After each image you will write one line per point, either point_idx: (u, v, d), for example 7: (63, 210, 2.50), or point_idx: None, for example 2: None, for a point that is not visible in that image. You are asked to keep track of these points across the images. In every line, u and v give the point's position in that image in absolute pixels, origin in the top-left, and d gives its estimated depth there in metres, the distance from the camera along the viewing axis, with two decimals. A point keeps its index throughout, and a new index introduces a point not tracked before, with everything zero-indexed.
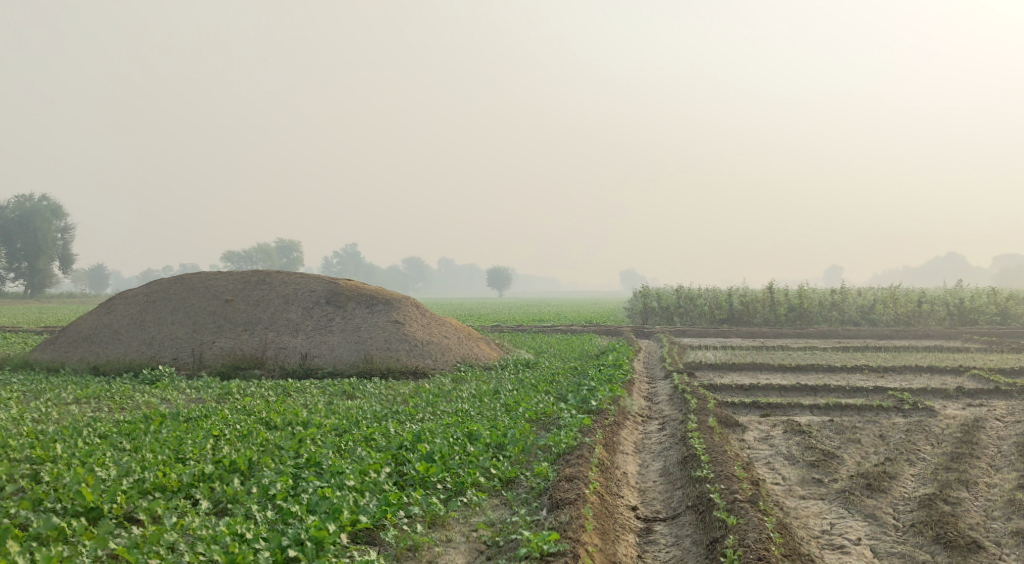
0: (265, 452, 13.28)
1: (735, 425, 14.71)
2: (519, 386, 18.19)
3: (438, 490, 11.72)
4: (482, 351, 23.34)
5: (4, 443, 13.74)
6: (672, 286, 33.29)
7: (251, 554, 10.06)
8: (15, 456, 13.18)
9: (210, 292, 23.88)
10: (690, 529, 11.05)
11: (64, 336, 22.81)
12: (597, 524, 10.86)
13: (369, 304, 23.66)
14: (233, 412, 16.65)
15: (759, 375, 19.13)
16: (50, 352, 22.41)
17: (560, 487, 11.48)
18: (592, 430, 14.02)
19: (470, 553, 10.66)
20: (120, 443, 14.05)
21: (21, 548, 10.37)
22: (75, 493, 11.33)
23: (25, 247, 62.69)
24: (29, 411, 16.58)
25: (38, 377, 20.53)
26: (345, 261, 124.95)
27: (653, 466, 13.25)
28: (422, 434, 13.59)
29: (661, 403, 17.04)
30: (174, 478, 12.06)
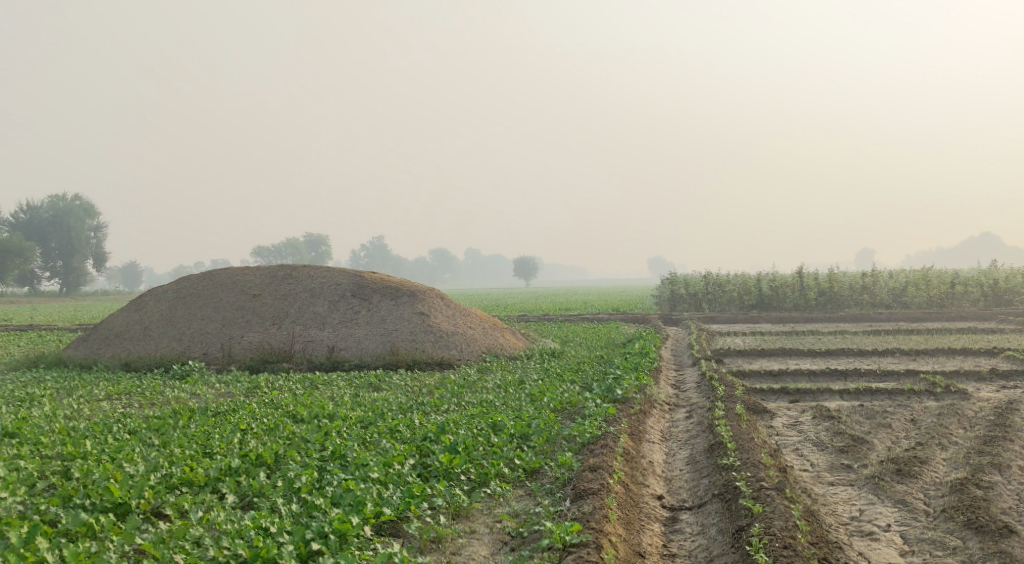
0: (291, 446, 13.25)
1: (764, 412, 14.51)
2: (546, 375, 18.06)
3: (462, 481, 11.64)
4: (508, 341, 23.22)
5: (35, 441, 13.81)
6: (700, 272, 33.02)
7: (275, 548, 9.98)
8: (45, 453, 13.25)
9: (238, 287, 23.95)
10: (716, 517, 10.87)
11: (96, 334, 22.95)
12: (621, 513, 10.73)
13: (394, 296, 23.63)
14: (261, 406, 16.65)
15: (788, 361, 18.88)
16: (82, 350, 22.55)
17: (583, 478, 11.35)
18: (617, 419, 13.88)
19: (494, 545, 10.56)
20: (149, 439, 14.07)
21: (50, 545, 10.38)
22: (102, 489, 11.34)
23: (59, 246, 63.41)
24: (61, 409, 16.65)
25: (71, 374, 20.66)
26: (374, 254, 125.43)
27: (679, 454, 13.08)
28: (446, 426, 13.51)
29: (689, 391, 16.86)
30: (201, 473, 12.03)
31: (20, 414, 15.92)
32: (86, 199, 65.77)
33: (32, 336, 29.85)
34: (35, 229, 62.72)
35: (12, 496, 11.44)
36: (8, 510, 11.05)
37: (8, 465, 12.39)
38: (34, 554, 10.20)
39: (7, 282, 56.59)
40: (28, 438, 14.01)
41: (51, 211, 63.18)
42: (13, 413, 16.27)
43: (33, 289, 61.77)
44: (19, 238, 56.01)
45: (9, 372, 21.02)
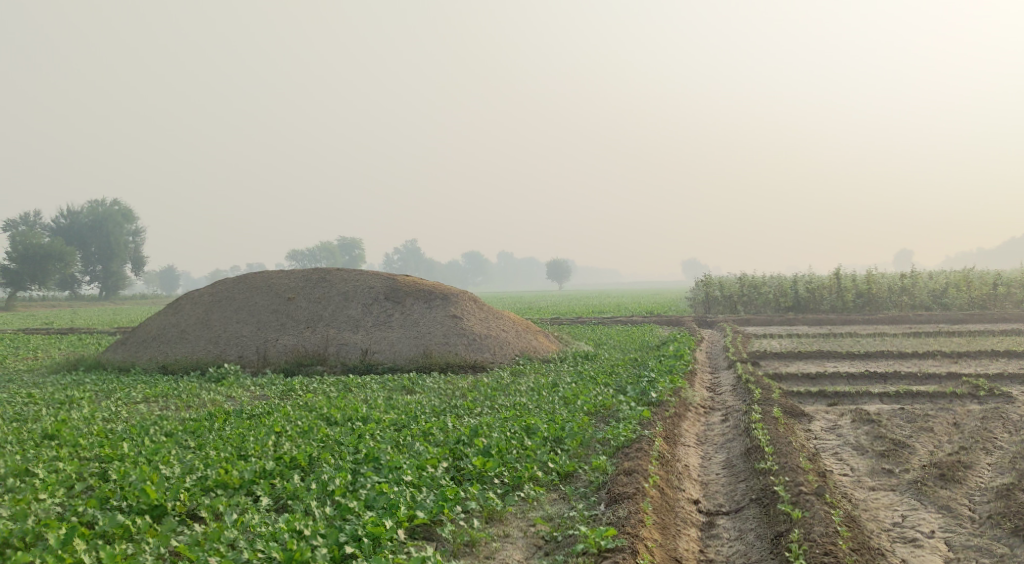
0: (325, 448, 13.23)
1: (802, 415, 14.28)
2: (579, 378, 17.94)
3: (496, 485, 11.54)
4: (541, 344, 23.09)
5: (73, 443, 13.90)
6: (735, 274, 32.72)
7: (309, 551, 9.91)
8: (84, 455, 13.33)
9: (272, 291, 24.04)
10: (754, 522, 10.68)
11: (135, 337, 23.14)
12: (657, 518, 10.57)
13: (427, 299, 23.59)
14: (295, 408, 16.67)
15: (826, 364, 18.59)
16: (121, 352, 22.74)
17: (618, 482, 11.18)
18: (651, 422, 13.73)
19: (528, 549, 10.42)
20: (185, 441, 14.12)
21: (87, 547, 10.40)
22: (139, 491, 11.36)
23: (98, 251, 64.25)
24: (100, 411, 16.77)
25: (109, 377, 20.84)
26: (407, 257, 125.83)
27: (716, 458, 12.88)
28: (479, 429, 13.43)
29: (724, 393, 16.66)
30: (236, 475, 12.03)
31: (59, 416, 16.06)
32: (124, 204, 66.41)
33: (73, 338, 30.22)
34: (75, 235, 63.49)
35: (50, 498, 11.50)
36: (47, 511, 11.11)
37: (47, 466, 12.47)
38: (71, 555, 10.22)
39: (49, 287, 57.39)
40: (67, 440, 14.12)
41: (90, 217, 63.83)
42: (52, 415, 16.42)
43: (74, 293, 62.59)
44: (59, 244, 56.72)
45: (49, 375, 21.24)
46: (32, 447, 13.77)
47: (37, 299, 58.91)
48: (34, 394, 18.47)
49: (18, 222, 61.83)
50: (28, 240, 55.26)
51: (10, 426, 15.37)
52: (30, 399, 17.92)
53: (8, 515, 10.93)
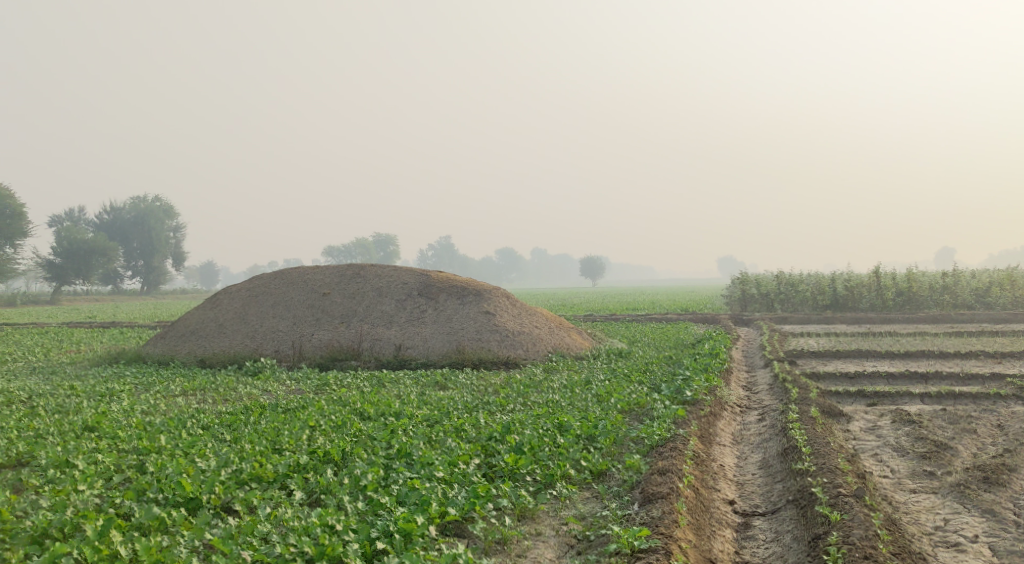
0: (359, 443, 13.18)
1: (840, 415, 14.01)
2: (612, 376, 17.77)
3: (528, 483, 11.41)
4: (575, 341, 22.91)
5: (113, 435, 13.98)
6: (772, 272, 32.34)
7: (340, 546, 9.82)
8: (122, 447, 13.38)
9: (308, 286, 24.09)
10: (791, 524, 10.47)
11: (175, 331, 23.30)
12: (691, 518, 10.39)
13: (460, 295, 23.49)
14: (330, 403, 16.65)
15: (864, 363, 18.26)
16: (161, 346, 22.89)
17: (652, 481, 11.00)
18: (686, 421, 13.54)
19: (560, 548, 10.25)
20: (221, 434, 14.15)
21: (124, 539, 10.35)
22: (175, 484, 11.34)
23: (140, 246, 64.74)
24: (139, 403, 16.88)
25: (149, 370, 21.02)
26: (442, 254, 126.05)
27: (751, 458, 12.66)
28: (511, 426, 13.32)
29: (761, 392, 16.41)
30: (270, 468, 11.98)
31: (100, 408, 16.18)
32: (165, 201, 67.22)
33: (116, 332, 30.55)
34: (117, 230, 64.30)
35: (89, 489, 11.52)
36: (85, 502, 11.11)
37: (86, 458, 12.53)
38: (108, 547, 10.19)
39: (92, 281, 58.01)
40: (106, 432, 14.21)
41: (132, 212, 64.78)
42: (93, 407, 16.57)
43: (116, 288, 63.29)
44: (103, 238, 57.25)
45: (90, 368, 21.47)
46: (72, 439, 13.87)
47: (80, 294, 59.61)
48: (75, 387, 18.66)
49: (62, 217, 62.63)
50: (72, 234, 55.81)
51: (50, 418, 15.52)
52: (71, 392, 18.13)
53: (48, 506, 10.97)
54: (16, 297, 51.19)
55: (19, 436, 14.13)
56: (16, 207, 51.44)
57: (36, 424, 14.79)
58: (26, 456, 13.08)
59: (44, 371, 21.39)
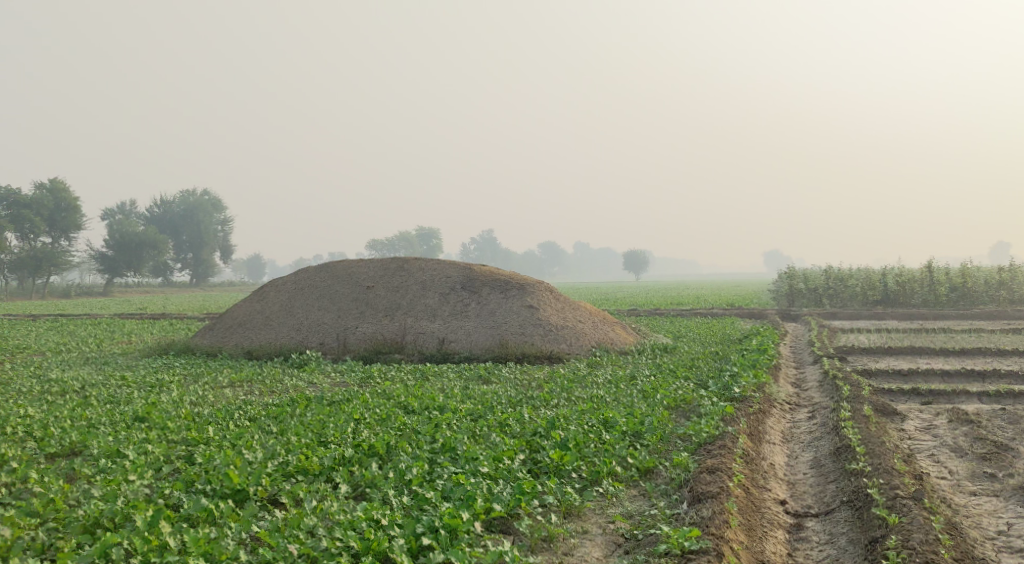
0: (403, 437, 13.06)
1: (894, 414, 13.64)
2: (658, 371, 17.51)
3: (574, 480, 11.21)
4: (619, 336, 22.64)
5: (162, 426, 14.02)
6: (820, 266, 31.85)
7: (386, 542, 9.65)
8: (171, 438, 13.39)
9: (352, 279, 24.07)
10: (846, 526, 10.17)
11: (222, 323, 23.41)
12: (742, 519, 10.12)
13: (504, 289, 23.32)
14: (374, 396, 16.56)
15: (917, 360, 17.80)
16: (209, 338, 23.01)
17: (701, 480, 10.74)
18: (735, 419, 13.26)
19: (608, 547, 10.01)
20: (268, 426, 14.11)
21: (173, 529, 10.12)
22: (222, 475, 11.23)
23: (190, 239, 65.31)
24: (188, 394, 16.94)
25: (198, 361, 21.12)
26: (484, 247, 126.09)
27: (802, 457, 12.36)
28: (556, 421, 13.12)
29: (811, 390, 16.06)
30: (316, 461, 11.86)
31: (150, 399, 16.26)
32: (213, 195, 67.82)
33: (166, 324, 30.85)
34: (167, 224, 64.97)
35: (139, 479, 11.46)
36: (135, 492, 11.02)
37: (136, 448, 12.55)
38: (158, 537, 9.93)
39: (143, 273, 58.63)
40: (156, 423, 14.25)
41: (181, 206, 65.43)
42: (144, 398, 16.66)
43: (166, 280, 63.98)
44: (153, 231, 57.83)
45: (141, 358, 21.65)
46: (123, 429, 13.92)
47: (131, 286, 60.30)
48: (127, 377, 18.81)
49: (114, 210, 63.37)
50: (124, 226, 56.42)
51: (102, 408, 15.61)
52: (123, 382, 18.29)
53: (99, 495, 10.86)
54: (70, 289, 51.91)
55: (71, 425, 14.20)
56: (70, 200, 52.09)
57: (88, 414, 14.87)
58: (79, 446, 13.15)
59: (96, 362, 21.61)
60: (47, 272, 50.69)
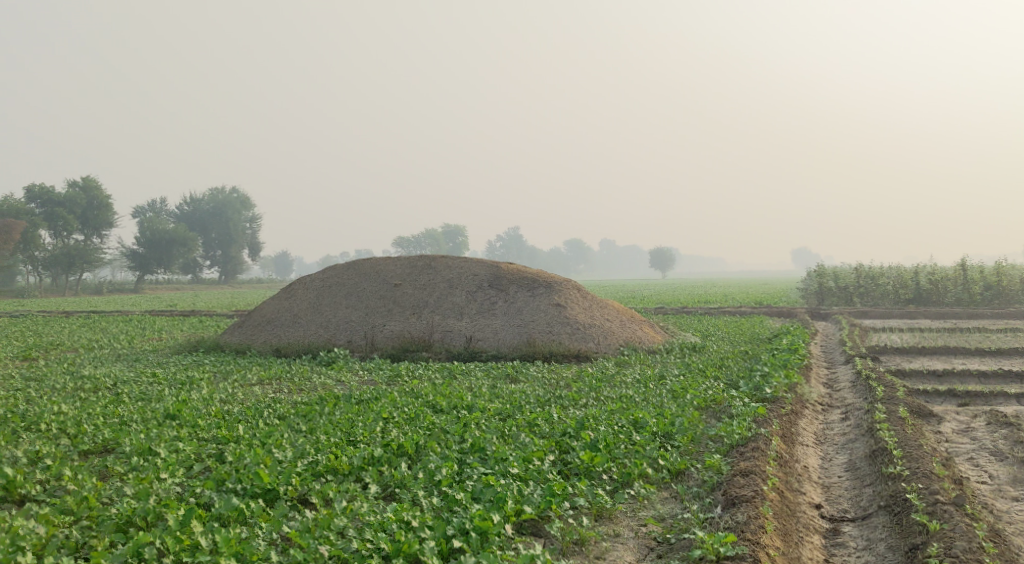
0: (431, 436, 12.97)
1: (930, 416, 13.40)
2: (687, 371, 17.34)
3: (604, 481, 11.07)
4: (647, 334, 22.45)
5: (193, 424, 14.03)
6: (851, 265, 31.57)
7: (417, 544, 9.45)
8: (201, 436, 13.39)
9: (379, 277, 24.02)
10: (884, 532, 9.98)
11: (251, 320, 23.45)
12: (778, 524, 9.95)
13: (531, 287, 23.19)
14: (403, 394, 16.50)
15: (952, 361, 17.51)
16: (238, 335, 23.06)
17: (735, 483, 10.57)
18: (767, 420, 13.07)
19: (640, 550, 9.86)
20: (297, 424, 14.07)
21: (204, 529, 9.88)
22: (252, 474, 11.13)
23: (219, 237, 65.57)
24: (218, 392, 16.96)
25: (227, 358, 21.16)
26: (509, 245, 126.04)
27: (837, 459, 12.16)
28: (585, 422, 12.99)
29: (843, 390, 15.83)
30: (346, 461, 11.76)
31: (180, 396, 16.28)
32: (241, 193, 68.07)
33: (196, 321, 30.98)
34: (197, 221, 65.27)
35: (171, 478, 11.40)
36: (167, 491, 10.92)
37: (168, 446, 12.55)
38: (190, 537, 9.71)
39: (173, 270, 58.96)
40: (187, 421, 14.27)
41: (211, 204, 65.72)
42: (174, 395, 16.69)
43: (196, 277, 64.33)
44: (183, 229, 58.11)
45: (171, 355, 21.72)
46: (155, 427, 13.92)
47: (161, 282, 60.66)
48: (157, 374, 18.88)
49: (144, 207, 63.75)
50: (155, 224, 56.70)
51: (134, 405, 15.64)
52: (154, 379, 18.35)
53: (131, 493, 10.77)
54: (102, 286, 52.27)
55: (103, 422, 14.21)
56: (102, 197, 52.40)
57: (121, 411, 14.89)
58: (111, 443, 13.15)
59: (127, 359, 21.70)
60: (79, 269, 51.08)
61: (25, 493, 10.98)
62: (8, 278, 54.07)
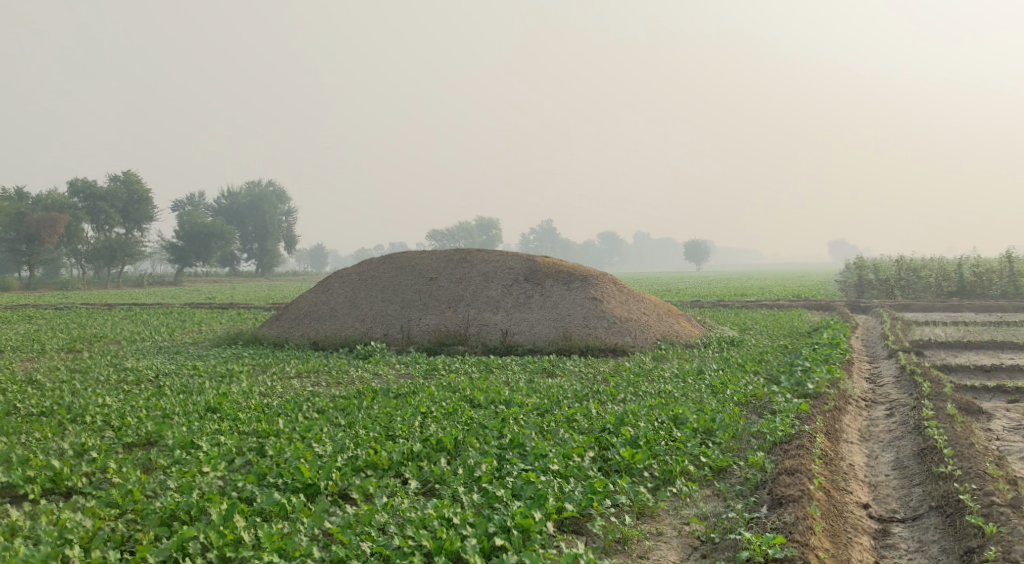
0: (470, 432, 12.85)
1: (980, 413, 13.07)
2: (726, 365, 17.09)
3: (646, 479, 10.89)
4: (684, 328, 22.19)
5: (233, 418, 14.02)
6: (892, 258, 31.08)
7: (458, 541, 9.14)
8: (242, 430, 13.35)
9: (415, 271, 23.95)
10: (936, 534, 9.74)
11: (289, 314, 23.49)
12: (826, 525, 9.72)
13: (567, 281, 23.01)
14: (440, 388, 16.40)
15: (999, 355, 17.14)
16: (276, 328, 23.10)
17: (780, 482, 10.35)
18: (811, 416, 12.82)
19: (683, 550, 9.63)
20: (336, 418, 14.01)
21: (247, 524, 9.40)
22: (293, 469, 10.92)
23: (256, 230, 65.86)
24: (257, 385, 16.97)
25: (266, 351, 21.20)
26: (542, 237, 125.88)
27: (884, 457, 11.88)
28: (625, 417, 12.82)
29: (887, 386, 15.51)
30: (385, 456, 11.62)
31: (221, 390, 16.31)
32: (277, 187, 68.28)
33: (235, 313, 31.13)
34: (234, 215, 65.58)
35: (213, 471, 11.27)
36: (209, 485, 10.71)
37: (209, 440, 12.54)
38: (233, 532, 9.21)
39: (212, 264, 59.35)
40: (227, 415, 14.27)
41: (248, 198, 65.99)
42: (215, 388, 16.71)
43: (233, 270, 64.65)
44: (221, 222, 58.37)
45: (211, 348, 21.80)
46: (197, 420, 13.93)
47: (199, 275, 61.10)
48: (198, 367, 18.95)
49: (183, 201, 64.20)
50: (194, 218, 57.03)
51: (175, 398, 15.68)
52: (194, 372, 18.40)
53: (175, 487, 10.60)
54: (142, 278, 52.69)
55: (146, 415, 14.25)
56: (143, 191, 52.76)
57: (163, 404, 14.92)
58: (155, 436, 13.14)
59: (168, 351, 21.82)
60: (120, 262, 51.50)
61: (71, 485, 10.90)
62: (52, 270, 54.70)
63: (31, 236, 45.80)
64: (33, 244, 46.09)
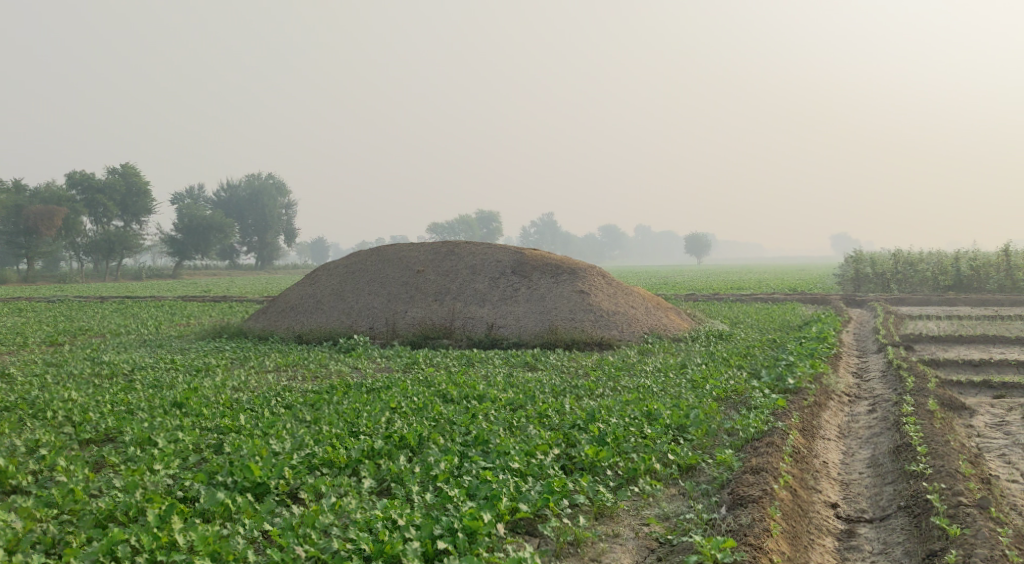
0: (437, 428, 12.47)
1: (962, 409, 12.64)
2: (710, 360, 16.66)
3: (608, 478, 10.48)
4: (673, 322, 21.73)
5: (198, 413, 13.67)
6: (891, 252, 30.66)
7: (400, 544, 8.79)
8: (204, 425, 12.99)
9: (403, 263, 23.55)
10: (901, 535, 9.33)
11: (276, 307, 23.16)
12: (786, 526, 9.32)
13: (555, 274, 22.62)
14: (415, 383, 16.00)
15: (990, 350, 16.68)
16: (262, 321, 22.77)
17: (744, 481, 9.95)
18: (787, 412, 12.39)
19: (639, 552, 9.26)
20: (302, 414, 13.63)
21: (185, 525, 9.07)
22: (243, 467, 10.54)
23: (255, 223, 65.72)
24: (232, 379, 16.63)
25: (249, 345, 20.86)
26: (545, 229, 125.85)
27: (860, 454, 11.45)
28: (596, 413, 12.40)
29: (873, 380, 15.05)
30: (343, 453, 11.26)
31: (194, 384, 15.96)
32: (278, 180, 68.05)
33: (226, 306, 30.78)
34: (235, 208, 65.40)
35: (165, 469, 10.90)
36: (156, 484, 10.35)
37: (167, 436, 12.17)
38: (168, 534, 8.90)
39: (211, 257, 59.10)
40: (193, 410, 13.92)
41: (248, 191, 65.75)
42: (187, 382, 16.34)
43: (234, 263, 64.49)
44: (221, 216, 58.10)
45: (194, 341, 21.45)
46: (160, 416, 13.56)
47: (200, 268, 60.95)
48: (175, 360, 18.60)
49: (183, 194, 64.02)
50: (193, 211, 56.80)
51: (144, 392, 15.33)
52: (171, 366, 18.06)
53: (120, 485, 10.26)
54: (141, 271, 52.48)
55: (110, 410, 13.90)
56: (142, 183, 52.55)
57: (130, 399, 14.58)
58: (114, 432, 12.79)
59: (151, 345, 21.50)
60: (119, 254, 51.30)
61: (16, 483, 10.55)
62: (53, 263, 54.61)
63: (31, 229, 45.92)
64: (31, 236, 46.20)
